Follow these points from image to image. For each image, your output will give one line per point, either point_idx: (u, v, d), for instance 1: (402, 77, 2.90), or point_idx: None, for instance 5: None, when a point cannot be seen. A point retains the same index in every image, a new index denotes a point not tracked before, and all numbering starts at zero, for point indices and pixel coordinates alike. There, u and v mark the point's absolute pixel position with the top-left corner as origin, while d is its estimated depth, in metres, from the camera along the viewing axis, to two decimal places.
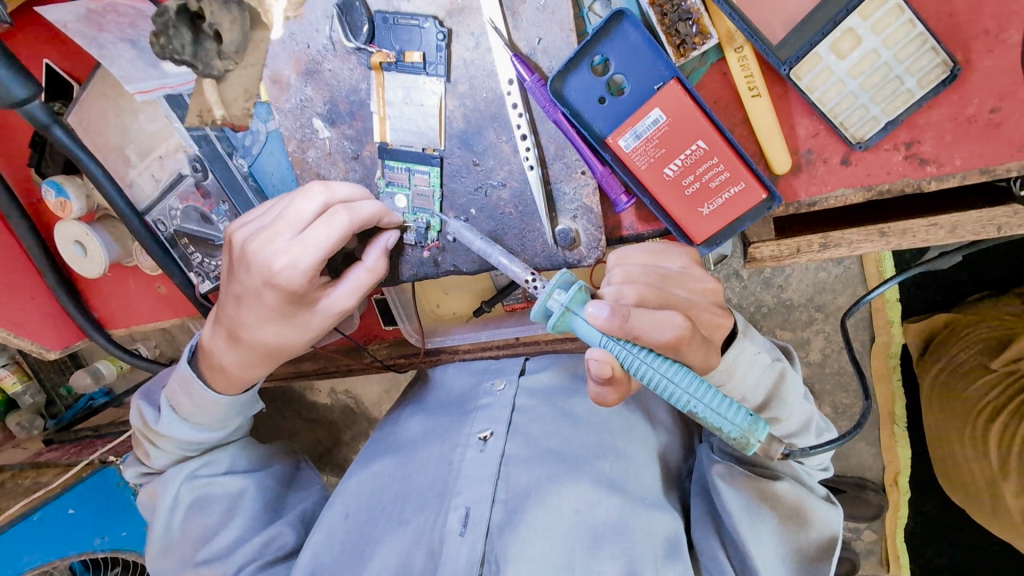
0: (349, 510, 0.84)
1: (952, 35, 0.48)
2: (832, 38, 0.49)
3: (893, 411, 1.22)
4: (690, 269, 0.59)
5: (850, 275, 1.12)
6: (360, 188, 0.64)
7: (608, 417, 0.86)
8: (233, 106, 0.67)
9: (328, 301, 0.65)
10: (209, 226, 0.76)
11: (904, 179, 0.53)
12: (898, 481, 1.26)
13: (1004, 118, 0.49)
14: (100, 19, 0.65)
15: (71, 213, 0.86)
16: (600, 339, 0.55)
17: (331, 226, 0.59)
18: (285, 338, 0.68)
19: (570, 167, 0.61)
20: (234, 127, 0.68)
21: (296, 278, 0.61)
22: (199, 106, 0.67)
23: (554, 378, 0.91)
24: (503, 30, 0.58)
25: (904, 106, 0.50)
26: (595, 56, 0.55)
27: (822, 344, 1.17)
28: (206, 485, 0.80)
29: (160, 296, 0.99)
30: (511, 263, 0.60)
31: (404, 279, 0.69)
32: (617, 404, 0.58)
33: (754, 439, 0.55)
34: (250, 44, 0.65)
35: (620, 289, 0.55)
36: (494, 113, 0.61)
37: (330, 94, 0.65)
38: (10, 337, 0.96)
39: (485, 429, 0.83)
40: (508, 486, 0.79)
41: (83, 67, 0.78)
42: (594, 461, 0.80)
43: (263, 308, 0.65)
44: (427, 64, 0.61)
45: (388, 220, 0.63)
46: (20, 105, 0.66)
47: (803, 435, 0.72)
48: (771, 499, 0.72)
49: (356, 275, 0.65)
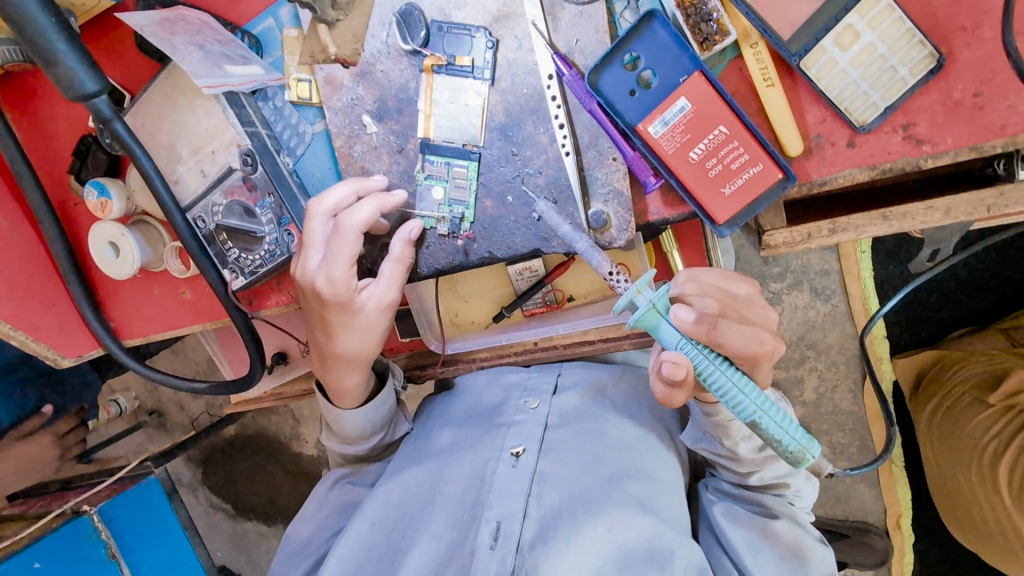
0: (376, 518, 0.83)
1: (935, 31, 0.57)
2: (835, 33, 0.58)
3: (891, 452, 1.44)
4: (753, 296, 0.70)
5: (839, 314, 1.39)
6: (353, 187, 0.68)
7: (638, 439, 0.85)
8: (342, 47, 0.72)
9: (380, 299, 0.71)
10: (251, 220, 0.79)
11: (903, 158, 0.59)
12: (900, 524, 1.45)
13: (986, 101, 0.57)
14: (171, 25, 0.73)
15: (111, 214, 0.89)
16: (677, 339, 0.62)
17: (343, 235, 0.66)
18: (361, 344, 0.75)
19: (603, 154, 0.67)
20: (345, 65, 0.72)
21: (340, 290, 0.68)
22: (311, 50, 0.74)
23: (576, 401, 0.90)
24: (545, 33, 0.65)
25: (900, 93, 0.58)
26: (627, 54, 0.62)
27: (815, 384, 1.43)
28: (350, 492, 0.92)
29: (184, 302, 1.00)
30: (595, 254, 0.65)
31: (422, 276, 0.73)
32: (679, 404, 0.65)
33: (808, 454, 0.63)
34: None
35: (703, 302, 0.63)
36: (534, 106, 0.67)
37: (380, 92, 0.71)
38: (28, 342, 0.95)
39: (518, 445, 0.83)
40: (541, 504, 0.78)
41: (135, 80, 0.85)
42: (624, 483, 0.79)
43: (326, 324, 0.72)
44: (475, 68, 0.68)
45: (387, 205, 0.67)
46: (88, 98, 0.70)
47: (795, 477, 0.78)
48: (770, 537, 0.74)
49: (395, 268, 0.70)
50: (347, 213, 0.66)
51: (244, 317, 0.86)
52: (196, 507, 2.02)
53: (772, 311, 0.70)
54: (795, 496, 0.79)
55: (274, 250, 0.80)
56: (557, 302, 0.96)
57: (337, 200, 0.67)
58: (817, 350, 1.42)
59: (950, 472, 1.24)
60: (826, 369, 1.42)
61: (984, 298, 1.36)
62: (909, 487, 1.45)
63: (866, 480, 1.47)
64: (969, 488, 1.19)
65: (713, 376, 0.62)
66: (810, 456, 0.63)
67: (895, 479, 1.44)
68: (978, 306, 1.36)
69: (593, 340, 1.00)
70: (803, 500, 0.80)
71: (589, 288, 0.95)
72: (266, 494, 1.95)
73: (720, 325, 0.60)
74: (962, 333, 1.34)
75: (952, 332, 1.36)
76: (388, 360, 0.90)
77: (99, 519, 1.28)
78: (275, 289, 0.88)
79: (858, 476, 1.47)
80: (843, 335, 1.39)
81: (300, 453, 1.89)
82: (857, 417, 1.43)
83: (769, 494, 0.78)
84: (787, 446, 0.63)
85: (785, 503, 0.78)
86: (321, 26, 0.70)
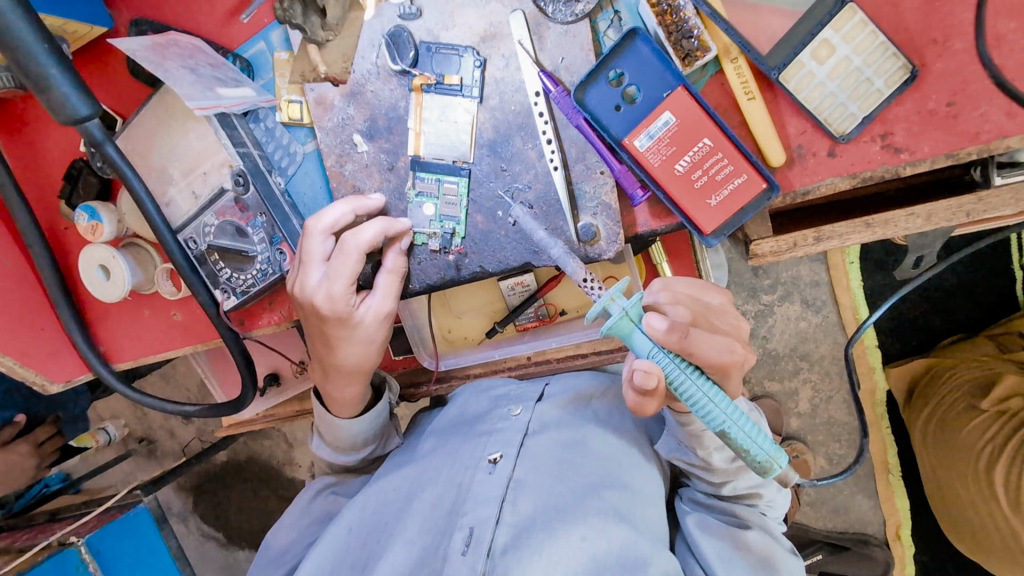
0: (352, 524, 0.83)
1: (908, 45, 0.59)
2: (811, 47, 0.60)
3: (886, 459, 1.45)
4: (727, 307, 0.69)
5: (830, 324, 1.41)
6: (349, 205, 0.68)
7: (615, 451, 0.83)
8: (333, 66, 0.75)
9: (379, 312, 0.71)
10: (243, 240, 0.79)
11: (883, 166, 0.61)
12: (900, 534, 1.46)
13: (959, 110, 0.59)
14: (163, 50, 0.74)
15: (101, 237, 0.89)
16: (649, 348, 0.62)
17: (344, 254, 0.67)
18: (362, 356, 0.74)
19: (590, 168, 0.68)
20: (335, 82, 0.75)
21: (340, 306, 0.68)
22: (302, 69, 0.76)
23: (552, 411, 0.88)
24: (531, 51, 0.67)
25: (876, 104, 0.60)
26: (611, 71, 0.64)
27: (810, 395, 1.45)
28: (333, 501, 0.92)
29: (175, 324, 0.99)
30: (571, 260, 0.66)
31: (413, 291, 0.74)
32: (652, 412, 0.65)
33: (777, 464, 0.63)
34: (347, 21, 0.74)
35: (675, 309, 0.64)
36: (522, 123, 0.69)
37: (371, 112, 0.72)
38: (16, 367, 0.94)
39: (496, 452, 0.82)
40: (515, 510, 0.76)
41: (127, 104, 0.85)
42: (599, 492, 0.77)
43: (326, 339, 0.72)
44: (463, 86, 0.69)
45: (392, 230, 0.68)
46: (79, 122, 0.70)
47: (767, 487, 0.78)
48: (742, 546, 0.73)
49: (390, 279, 0.71)
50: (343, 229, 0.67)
51: (236, 337, 0.86)
52: (188, 535, 1.98)
53: (743, 321, 0.69)
54: (767, 505, 0.79)
55: (266, 269, 0.80)
56: (550, 315, 0.96)
57: (333, 218, 0.68)
58: (811, 361, 1.44)
59: (947, 483, 1.25)
60: (820, 379, 1.44)
61: (972, 308, 1.37)
62: (907, 496, 1.46)
63: (864, 490, 1.48)
64: (970, 501, 1.19)
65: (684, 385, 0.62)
66: (778, 466, 0.64)
67: (891, 487, 1.45)
68: (966, 316, 1.37)
69: (587, 354, 1.02)
70: (774, 509, 0.80)
71: (582, 302, 0.96)
72: (259, 520, 1.91)
73: (693, 335, 0.61)
74: (949, 343, 1.36)
75: (941, 342, 1.37)
76: (385, 374, 0.90)
77: (87, 549, 1.25)
78: (266, 309, 0.88)
79: (855, 485, 1.48)
80: (834, 345, 1.41)
81: (293, 477, 1.86)
82: (853, 427, 1.45)
83: (741, 504, 0.77)
84: (756, 456, 0.63)
85: (757, 513, 0.77)
86: (312, 46, 0.74)
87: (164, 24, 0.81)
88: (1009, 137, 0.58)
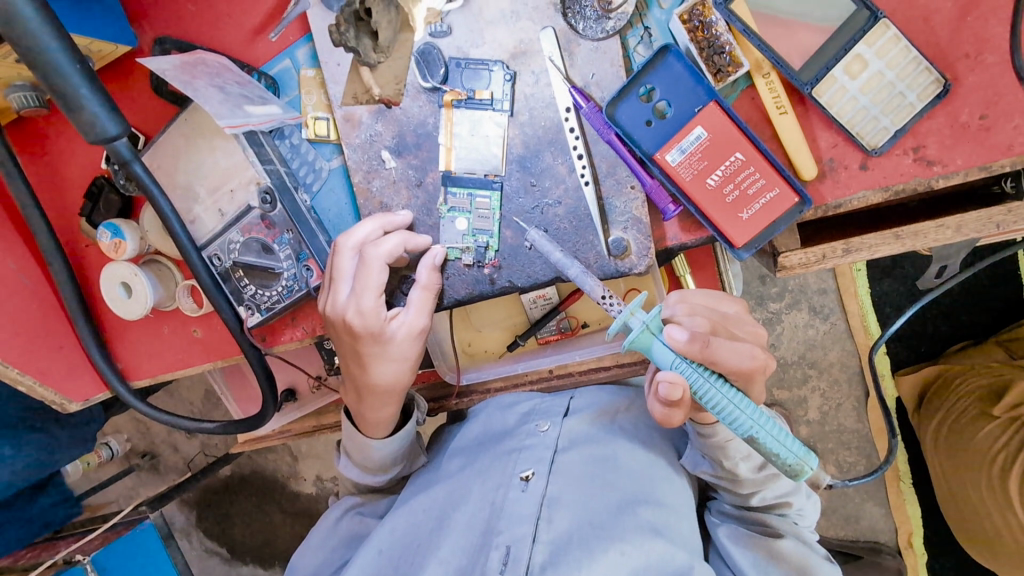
0: (382, 547, 0.81)
1: (940, 59, 0.59)
2: (845, 62, 0.60)
3: (897, 469, 1.45)
4: (740, 313, 0.69)
5: (839, 331, 1.41)
6: (377, 222, 0.69)
7: (646, 463, 0.83)
8: (385, 88, 0.72)
9: (412, 327, 0.70)
10: (269, 257, 0.79)
11: (915, 179, 0.61)
12: (912, 543, 1.45)
13: (992, 123, 0.59)
14: (191, 69, 0.74)
15: (124, 254, 0.89)
16: (672, 360, 0.62)
17: (371, 266, 0.67)
18: (397, 375, 0.73)
19: (621, 183, 0.68)
20: (388, 104, 0.72)
21: (371, 320, 0.68)
22: (354, 90, 0.72)
23: (579, 426, 0.88)
24: (561, 67, 0.67)
25: (909, 117, 0.60)
26: (643, 87, 0.64)
27: (819, 402, 1.44)
28: (360, 522, 0.91)
29: (195, 340, 0.98)
30: (588, 278, 0.66)
31: (446, 306, 0.74)
32: (679, 424, 0.65)
33: (808, 467, 0.61)
34: (397, 42, 0.71)
35: (694, 320, 0.63)
36: (552, 138, 0.69)
37: (399, 128, 0.72)
38: (35, 387, 0.93)
39: (528, 469, 0.82)
40: (551, 528, 0.76)
41: (150, 122, 0.85)
42: (635, 507, 0.76)
43: (359, 357, 0.71)
44: (494, 101, 0.69)
45: (412, 243, 0.69)
46: (108, 142, 0.70)
47: (797, 496, 0.77)
48: (776, 557, 0.72)
49: (423, 296, 0.70)
50: (373, 245, 0.67)
51: (259, 353, 0.85)
52: (191, 551, 1.95)
53: (758, 326, 0.69)
54: (799, 515, 0.78)
55: (292, 286, 0.80)
56: (572, 328, 0.96)
57: (363, 234, 0.68)
58: (819, 369, 1.43)
59: (962, 490, 1.24)
60: (829, 387, 1.44)
61: (983, 313, 1.37)
62: (918, 504, 1.45)
63: (875, 498, 1.47)
64: (984, 508, 1.19)
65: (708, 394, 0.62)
66: (809, 467, 0.61)
67: (903, 495, 1.45)
68: (972, 321, 1.38)
69: (609, 366, 1.02)
70: (804, 518, 0.79)
71: (604, 315, 0.95)
72: (262, 534, 1.89)
73: (715, 343, 0.61)
74: (958, 349, 1.36)
75: (950, 347, 1.37)
76: (414, 393, 0.90)
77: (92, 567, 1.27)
78: (288, 325, 0.88)
79: (866, 493, 1.48)
80: (844, 353, 1.41)
81: (298, 491, 1.85)
82: (863, 435, 1.44)
83: (771, 513, 0.77)
84: (785, 459, 0.61)
85: (788, 522, 0.77)
86: (364, 68, 0.71)
87: (189, 42, 0.81)
88: None
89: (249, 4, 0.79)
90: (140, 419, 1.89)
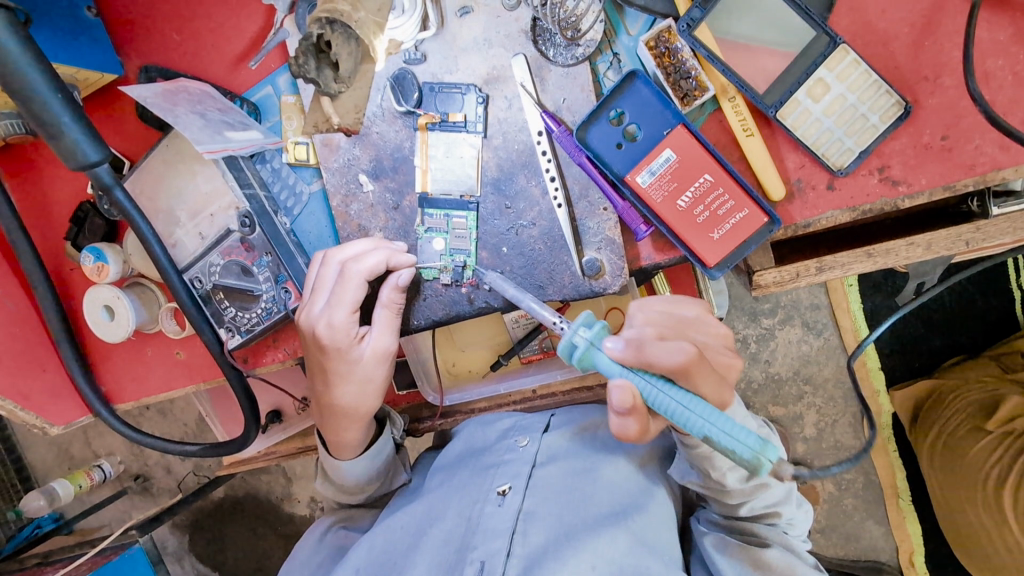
0: (360, 566, 0.83)
1: (900, 82, 0.61)
2: (807, 86, 0.61)
3: (896, 487, 1.43)
4: (703, 316, 0.66)
5: (832, 347, 1.41)
6: (371, 242, 0.71)
7: (628, 485, 0.84)
8: (345, 117, 0.74)
9: (377, 349, 0.72)
10: (248, 279, 0.80)
11: (882, 200, 0.62)
12: (913, 562, 1.44)
13: (953, 144, 0.60)
14: (173, 96, 0.76)
15: (107, 277, 0.90)
16: (619, 370, 0.59)
17: (348, 282, 0.68)
18: (356, 395, 0.74)
19: (593, 205, 0.69)
20: (347, 133, 0.73)
21: (339, 336, 0.70)
22: (315, 119, 0.75)
23: (559, 441, 0.90)
24: (533, 92, 0.68)
25: (872, 138, 0.61)
26: (612, 111, 0.66)
27: (815, 418, 1.43)
28: (345, 535, 0.94)
29: (179, 363, 0.98)
30: (543, 309, 0.66)
31: (415, 328, 0.75)
32: (637, 439, 0.60)
33: (766, 461, 0.53)
34: (359, 73, 0.72)
35: (640, 330, 0.62)
36: (525, 161, 0.70)
37: (376, 152, 0.73)
38: (16, 411, 0.94)
39: (505, 484, 0.85)
40: (526, 542, 0.79)
41: (135, 147, 0.87)
42: (612, 524, 0.78)
43: (324, 373, 0.73)
44: (467, 122, 0.70)
45: (395, 261, 0.69)
46: (90, 168, 0.72)
47: (785, 505, 0.76)
48: (764, 568, 0.71)
49: (391, 317, 0.72)
50: (356, 262, 0.69)
51: (240, 375, 0.86)
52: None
53: (724, 327, 0.66)
54: (788, 524, 0.77)
55: (271, 308, 0.80)
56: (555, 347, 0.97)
57: (351, 252, 0.70)
58: (814, 384, 1.43)
59: (957, 508, 1.24)
60: (824, 403, 1.43)
61: (975, 328, 1.37)
62: (919, 522, 1.43)
63: (874, 517, 1.46)
64: (983, 525, 1.17)
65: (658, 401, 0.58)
66: (768, 462, 0.53)
67: (902, 513, 1.43)
68: (965, 336, 1.37)
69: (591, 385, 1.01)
70: (795, 527, 0.78)
71: None
72: (257, 559, 1.86)
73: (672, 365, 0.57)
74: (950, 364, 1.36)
75: (943, 364, 1.37)
76: (389, 409, 0.91)
77: None
78: (271, 347, 0.89)
79: (865, 511, 1.47)
80: (837, 369, 1.41)
81: (292, 512, 1.83)
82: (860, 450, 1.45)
83: (761, 523, 0.76)
84: (739, 456, 0.54)
85: (779, 532, 0.76)
86: (324, 98, 0.72)
87: (173, 69, 0.83)
88: (1004, 169, 0.59)
89: (232, 33, 0.81)
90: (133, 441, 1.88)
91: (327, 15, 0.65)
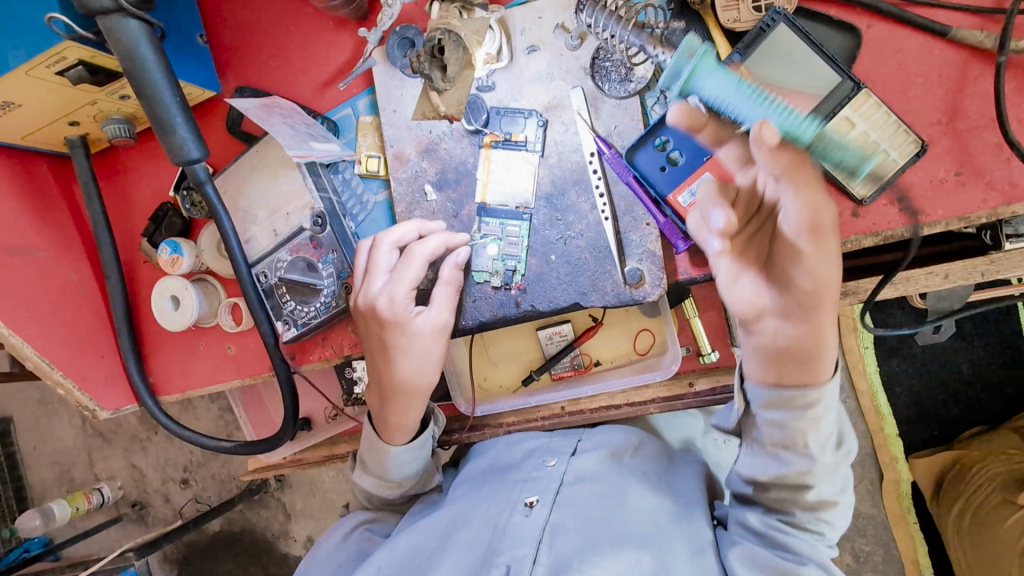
0: (381, 565, 0.85)
1: (917, 124, 0.69)
2: (835, 123, 0.68)
3: (918, 561, 1.40)
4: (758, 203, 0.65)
5: (850, 410, 1.43)
6: (419, 227, 0.79)
7: (657, 506, 0.85)
8: (451, 107, 0.81)
9: (433, 324, 0.78)
10: (313, 274, 0.87)
11: (902, 227, 0.69)
12: None
13: (966, 179, 0.68)
14: (269, 109, 0.87)
15: (179, 269, 0.98)
16: (706, 74, 0.66)
17: (411, 261, 0.77)
18: (417, 369, 0.80)
19: (637, 220, 0.76)
20: (451, 119, 0.81)
21: (398, 309, 0.77)
22: (423, 109, 0.83)
23: (592, 462, 0.92)
24: (588, 119, 0.77)
25: (892, 172, 0.68)
26: (658, 139, 0.75)
27: None
28: (370, 539, 0.95)
29: (228, 357, 1.03)
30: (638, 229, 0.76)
31: (462, 328, 0.81)
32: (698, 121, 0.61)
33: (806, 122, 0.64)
34: (461, 77, 0.80)
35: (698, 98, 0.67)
36: (577, 178, 0.78)
37: (441, 166, 0.82)
38: (73, 391, 0.98)
39: (532, 496, 0.87)
40: (552, 552, 0.80)
41: (221, 156, 0.97)
42: (641, 543, 0.79)
43: (386, 352, 0.79)
44: (528, 142, 0.79)
45: (451, 241, 0.78)
46: (190, 163, 0.81)
47: (844, 498, 0.72)
48: None
49: (447, 292, 0.78)
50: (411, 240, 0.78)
51: (288, 369, 0.91)
52: None
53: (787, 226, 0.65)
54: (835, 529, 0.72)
55: (331, 302, 0.87)
56: (585, 365, 1.00)
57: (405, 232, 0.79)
58: None
59: None
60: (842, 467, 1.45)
61: (996, 398, 1.38)
62: None
63: None
64: None
65: (731, 106, 0.66)
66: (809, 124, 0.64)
67: None
68: (986, 407, 1.38)
69: (620, 406, 1.02)
70: (839, 532, 0.73)
71: (616, 353, 1.00)
72: None
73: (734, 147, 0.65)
74: (971, 432, 1.37)
75: (964, 431, 1.38)
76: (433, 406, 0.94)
77: None
78: (319, 344, 0.93)
79: None
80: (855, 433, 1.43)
81: (288, 552, 1.80)
82: (879, 519, 1.44)
83: (807, 521, 0.71)
84: (797, 125, 0.63)
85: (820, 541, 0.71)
86: (432, 92, 0.81)
87: (265, 90, 0.94)
88: (1014, 204, 0.66)
89: (321, 61, 0.92)
90: (135, 466, 1.88)
91: (443, 24, 0.77)
